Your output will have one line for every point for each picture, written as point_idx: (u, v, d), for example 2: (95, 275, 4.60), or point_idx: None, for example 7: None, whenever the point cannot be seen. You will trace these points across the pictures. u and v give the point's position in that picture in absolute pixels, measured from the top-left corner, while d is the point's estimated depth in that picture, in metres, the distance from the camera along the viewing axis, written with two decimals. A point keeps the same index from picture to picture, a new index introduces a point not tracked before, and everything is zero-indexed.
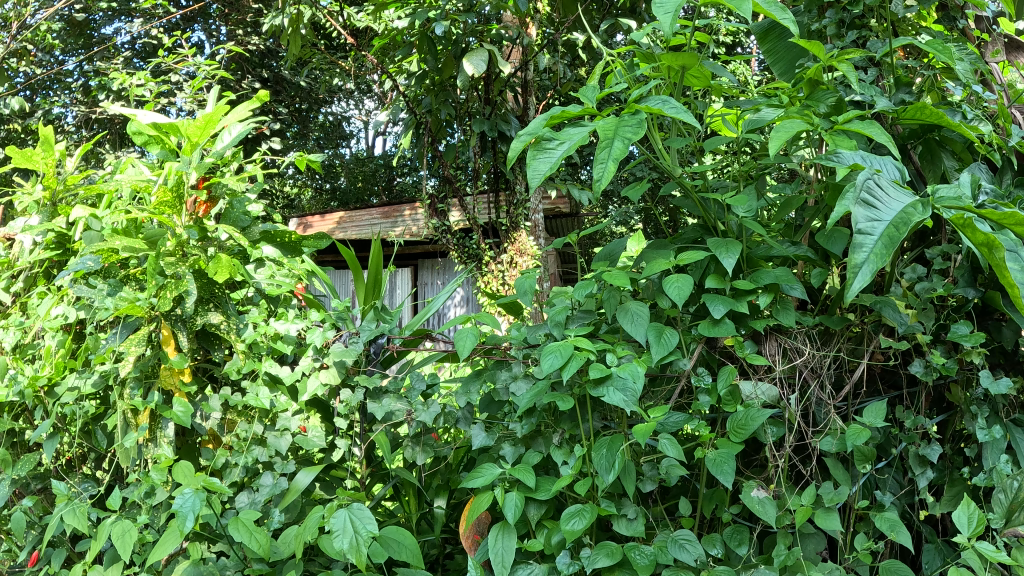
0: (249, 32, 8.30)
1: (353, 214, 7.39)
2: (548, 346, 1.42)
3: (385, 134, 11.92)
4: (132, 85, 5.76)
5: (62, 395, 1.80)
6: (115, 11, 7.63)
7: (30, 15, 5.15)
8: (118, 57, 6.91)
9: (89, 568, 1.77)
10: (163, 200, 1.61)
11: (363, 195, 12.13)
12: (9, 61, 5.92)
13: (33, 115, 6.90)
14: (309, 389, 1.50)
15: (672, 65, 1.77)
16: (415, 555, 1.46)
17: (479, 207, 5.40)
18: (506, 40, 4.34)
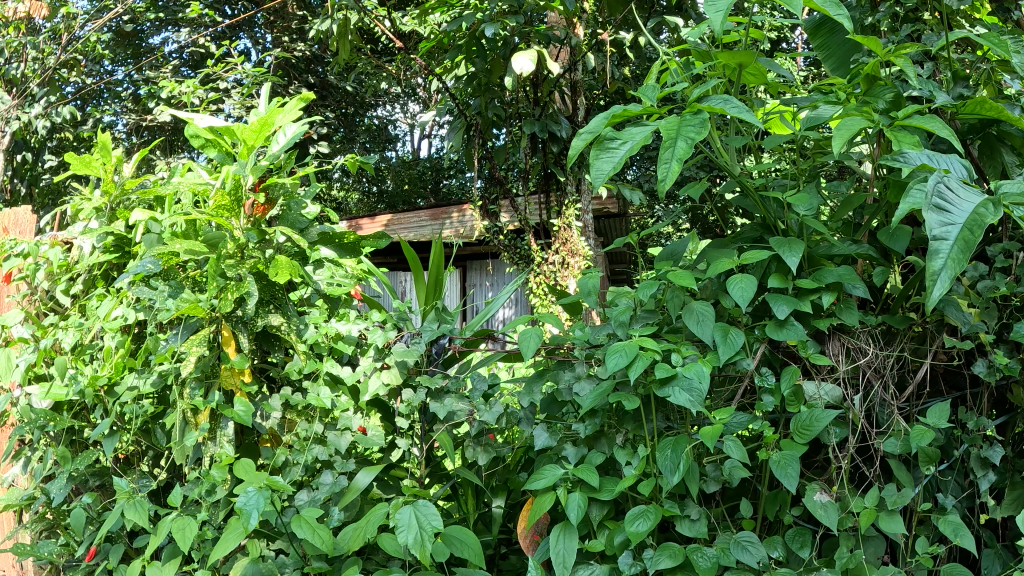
0: (294, 39, 8.39)
1: (402, 216, 6.94)
2: (613, 346, 1.43)
3: (430, 137, 11.84)
4: (182, 91, 5.84)
5: (122, 394, 1.83)
6: (162, 20, 7.77)
7: (82, 26, 5.22)
8: (168, 66, 7.01)
9: (147, 564, 1.79)
10: (221, 204, 1.59)
11: (410, 197, 11.87)
12: (61, 72, 6.01)
13: (86, 124, 7.02)
14: (372, 389, 1.50)
15: (728, 63, 1.75)
16: (477, 553, 1.45)
17: (530, 208, 5.30)
18: (554, 41, 4.30)
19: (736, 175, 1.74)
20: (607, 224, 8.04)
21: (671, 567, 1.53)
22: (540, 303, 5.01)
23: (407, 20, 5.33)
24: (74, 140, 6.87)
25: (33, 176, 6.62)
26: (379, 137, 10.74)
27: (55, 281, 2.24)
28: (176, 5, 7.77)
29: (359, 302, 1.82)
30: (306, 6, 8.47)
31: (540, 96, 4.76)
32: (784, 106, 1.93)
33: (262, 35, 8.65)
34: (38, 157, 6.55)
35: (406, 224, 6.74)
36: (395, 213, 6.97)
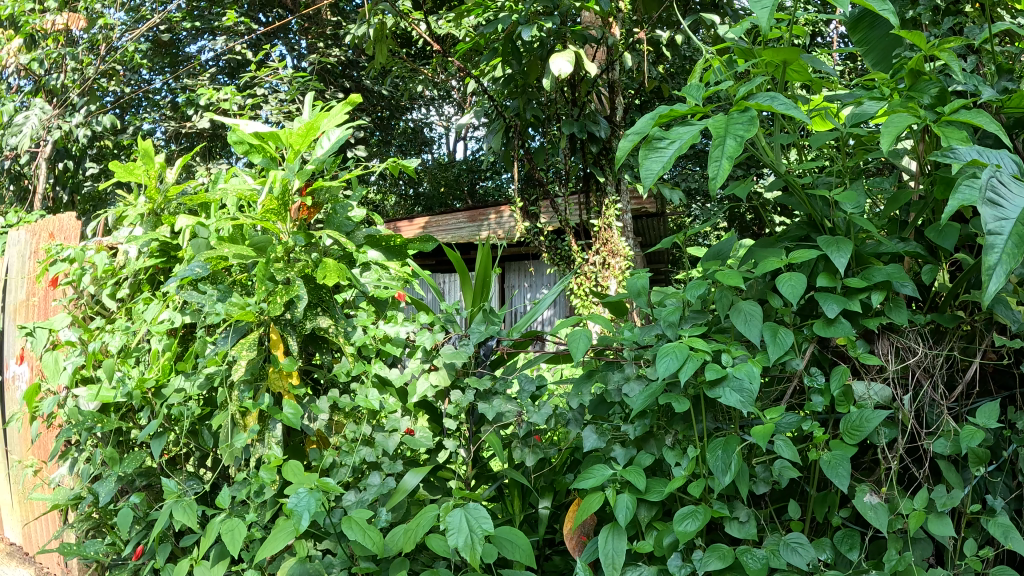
0: (329, 45, 8.42)
1: (439, 219, 6.97)
2: (664, 348, 1.45)
3: (465, 139, 11.82)
4: (220, 98, 5.91)
5: (170, 396, 1.85)
6: (198, 29, 7.83)
7: (120, 36, 5.26)
8: (205, 74, 7.07)
9: (196, 564, 1.81)
10: (269, 208, 1.61)
11: (447, 199, 11.85)
12: (100, 82, 6.06)
13: (126, 132, 7.09)
14: (420, 390, 1.51)
15: (772, 60, 1.75)
16: (529, 554, 1.46)
17: (570, 209, 5.24)
18: (591, 41, 4.27)
19: (782, 174, 1.73)
20: (644, 224, 7.93)
21: (721, 569, 1.52)
22: (580, 302, 5.10)
23: (444, 23, 5.33)
24: (114, 148, 6.91)
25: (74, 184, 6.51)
26: (415, 139, 10.74)
27: (101, 286, 2.28)
28: (212, 14, 7.84)
29: (407, 305, 1.83)
30: (339, 12, 8.51)
31: (577, 96, 4.72)
32: (828, 102, 1.92)
33: (297, 41, 8.67)
34: (80, 166, 6.57)
35: (445, 226, 6.77)
36: (432, 215, 7.00)
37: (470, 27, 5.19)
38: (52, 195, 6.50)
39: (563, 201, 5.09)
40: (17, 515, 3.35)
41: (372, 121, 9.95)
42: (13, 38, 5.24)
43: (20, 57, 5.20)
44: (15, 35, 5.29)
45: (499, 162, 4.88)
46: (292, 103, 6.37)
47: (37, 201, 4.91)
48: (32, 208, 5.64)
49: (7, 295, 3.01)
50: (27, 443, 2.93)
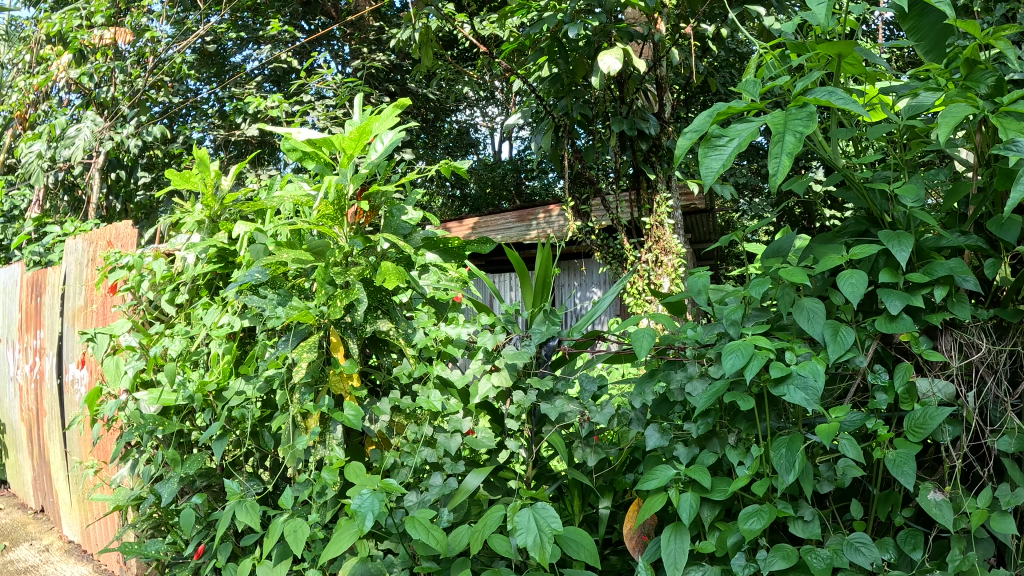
0: (374, 49, 8.39)
1: (489, 219, 6.78)
2: (728, 346, 1.47)
3: (511, 139, 11.75)
4: (268, 106, 5.97)
5: (231, 399, 1.88)
6: (243, 38, 7.89)
7: (168, 48, 5.26)
8: (252, 82, 7.09)
9: (258, 564, 1.84)
10: (326, 214, 1.62)
11: (494, 199, 11.78)
12: (150, 93, 6.10)
13: (177, 141, 7.11)
14: (481, 391, 1.52)
15: (826, 53, 1.72)
16: (594, 555, 1.45)
17: (621, 207, 5.16)
18: (638, 37, 4.22)
19: (840, 168, 1.71)
20: (694, 220, 7.78)
21: (784, 569, 1.51)
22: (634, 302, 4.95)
23: (489, 24, 5.31)
24: (165, 158, 6.96)
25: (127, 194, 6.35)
26: (460, 140, 10.70)
27: (160, 292, 2.33)
28: (258, 24, 7.89)
29: (467, 307, 1.84)
30: (382, 17, 8.50)
31: (625, 94, 4.66)
32: (882, 95, 1.88)
33: (341, 47, 8.66)
34: (133, 175, 6.55)
35: (493, 228, 6.56)
36: (482, 215, 6.87)
37: (514, 27, 5.17)
38: (105, 206, 6.29)
39: (615, 200, 5.01)
40: (77, 514, 3.48)
41: (418, 125, 9.94)
42: (64, 54, 5.29)
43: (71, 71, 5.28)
44: (66, 50, 5.36)
45: (543, 162, 4.85)
46: (341, 109, 6.34)
47: (91, 211, 4.99)
48: (86, 219, 5.70)
49: (67, 302, 3.11)
50: (89, 445, 3.03)
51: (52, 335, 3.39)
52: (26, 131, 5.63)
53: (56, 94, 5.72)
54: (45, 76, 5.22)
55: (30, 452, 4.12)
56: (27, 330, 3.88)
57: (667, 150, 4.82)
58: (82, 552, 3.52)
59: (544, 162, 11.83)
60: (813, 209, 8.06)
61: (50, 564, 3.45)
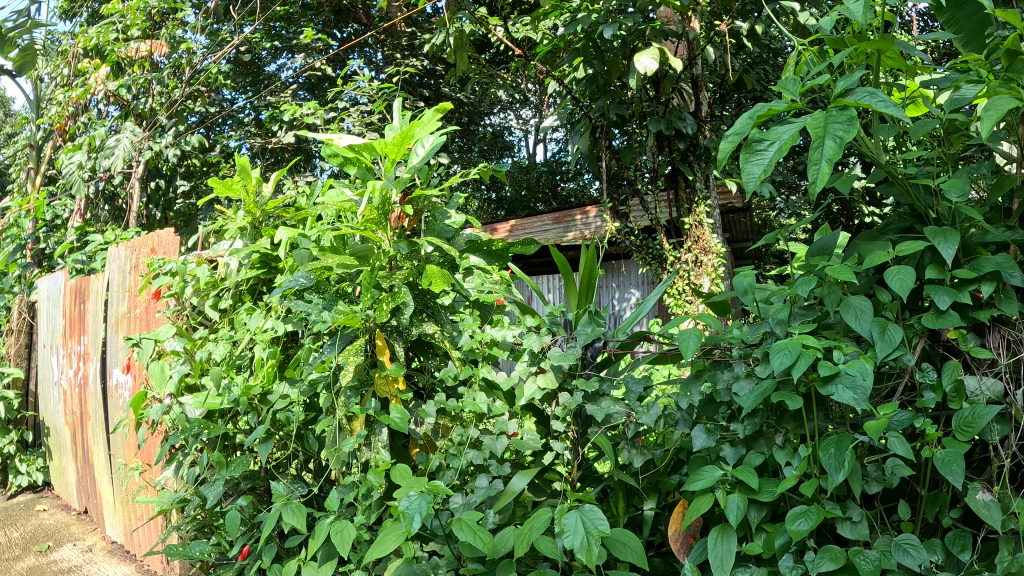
0: (407, 55, 8.40)
1: (525, 221, 6.72)
2: (776, 345, 1.47)
3: (545, 141, 11.71)
4: (303, 114, 6.06)
5: (275, 402, 1.91)
6: (277, 48, 7.96)
7: (204, 59, 5.31)
8: (287, 90, 7.13)
9: (304, 565, 1.86)
10: (370, 219, 1.64)
11: (530, 201, 11.75)
12: (187, 104, 6.18)
13: (213, 150, 7.15)
14: (527, 393, 1.53)
15: (866, 48, 1.70)
16: (643, 557, 1.45)
17: (660, 207, 5.10)
18: (672, 36, 4.19)
19: (882, 164, 1.70)
20: (732, 220, 7.69)
21: (833, 570, 1.49)
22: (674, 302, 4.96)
23: (521, 27, 5.32)
24: (203, 167, 7.04)
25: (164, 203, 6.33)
26: (495, 143, 10.70)
27: (203, 297, 2.38)
28: (292, 33, 7.96)
29: (510, 309, 1.86)
30: (414, 23, 8.51)
31: (661, 94, 4.62)
32: (922, 88, 1.84)
33: (373, 53, 8.69)
34: (171, 184, 6.60)
35: (529, 229, 6.50)
36: (518, 218, 6.81)
37: (547, 29, 5.17)
38: (146, 215, 6.42)
39: (654, 200, 4.97)
40: (120, 516, 3.55)
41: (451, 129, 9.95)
42: (101, 67, 5.57)
43: (109, 84, 5.50)
44: (103, 64, 5.63)
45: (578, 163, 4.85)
46: (377, 116, 6.34)
47: (131, 219, 5.10)
48: (127, 228, 5.78)
49: (111, 308, 3.19)
50: (133, 447, 3.10)
51: (95, 341, 3.48)
52: (66, 143, 5.75)
53: (95, 106, 5.87)
54: (83, 88, 5.45)
55: (74, 454, 4.22)
56: (71, 336, 3.98)
57: (705, 149, 4.79)
58: (125, 553, 3.59)
59: (579, 163, 11.76)
60: (852, 206, 7.91)
61: (93, 564, 3.52)
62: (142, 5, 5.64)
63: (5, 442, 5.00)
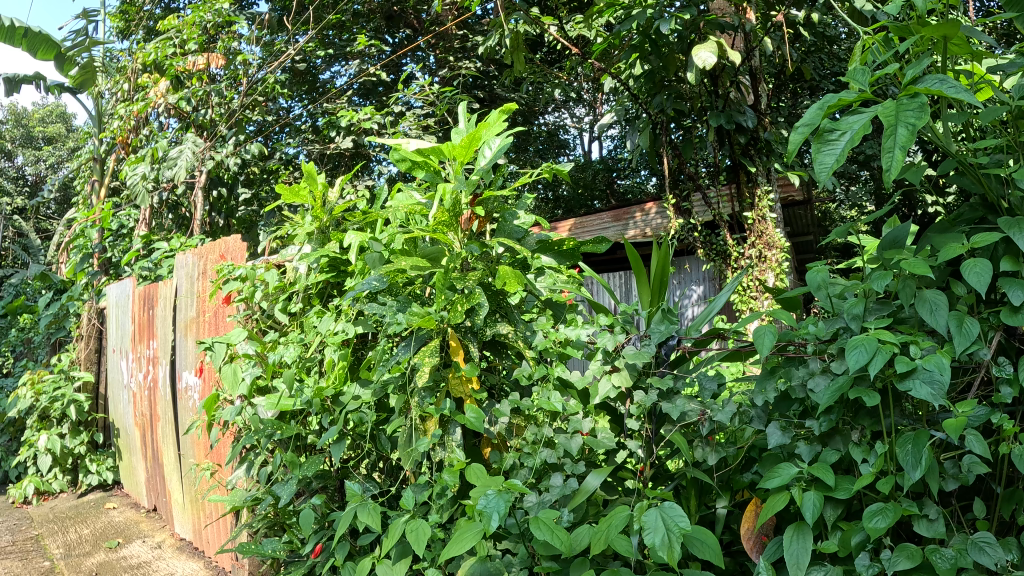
0: (460, 57, 8.42)
1: (585, 219, 6.72)
2: (851, 341, 1.47)
3: (599, 139, 11.64)
4: (359, 118, 6.24)
5: (348, 403, 1.97)
6: (332, 56, 8.08)
7: (262, 70, 5.44)
8: (343, 97, 7.23)
9: (378, 563, 1.90)
10: (441, 221, 1.69)
11: (587, 200, 11.69)
12: (247, 113, 6.34)
13: (272, 157, 7.23)
14: (602, 392, 1.60)
15: (931, 36, 1.66)
16: (719, 555, 1.46)
17: (722, 200, 5.06)
18: (728, 29, 4.16)
19: (953, 154, 1.66)
20: (795, 212, 7.54)
21: (910, 568, 1.47)
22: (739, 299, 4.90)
23: (574, 26, 5.34)
24: (263, 174, 7.16)
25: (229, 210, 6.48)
26: (551, 142, 10.71)
27: (272, 301, 2.46)
28: (346, 40, 8.06)
29: (580, 307, 1.88)
30: (465, 26, 8.52)
31: (718, 87, 4.57)
32: (988, 74, 1.78)
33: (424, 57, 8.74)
34: (233, 191, 6.73)
35: (589, 227, 6.47)
36: (577, 216, 6.71)
37: (600, 27, 5.17)
38: (210, 222, 6.57)
39: (715, 195, 4.93)
40: (189, 514, 3.68)
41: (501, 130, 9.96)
42: (162, 82, 5.78)
43: (170, 97, 5.76)
44: (163, 78, 5.82)
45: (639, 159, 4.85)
46: (432, 119, 6.38)
47: (194, 227, 5.29)
48: (191, 236, 5.94)
49: (180, 314, 3.33)
50: (204, 448, 3.22)
51: (164, 345, 3.62)
52: (130, 154, 5.97)
53: (156, 119, 6.07)
54: (144, 102, 5.67)
55: (143, 455, 4.38)
56: (140, 340, 4.14)
57: (766, 143, 4.76)
58: (192, 550, 3.72)
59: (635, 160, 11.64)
60: (917, 196, 7.68)
61: (162, 560, 3.65)
62: (199, 19, 5.85)
63: (76, 443, 5.23)
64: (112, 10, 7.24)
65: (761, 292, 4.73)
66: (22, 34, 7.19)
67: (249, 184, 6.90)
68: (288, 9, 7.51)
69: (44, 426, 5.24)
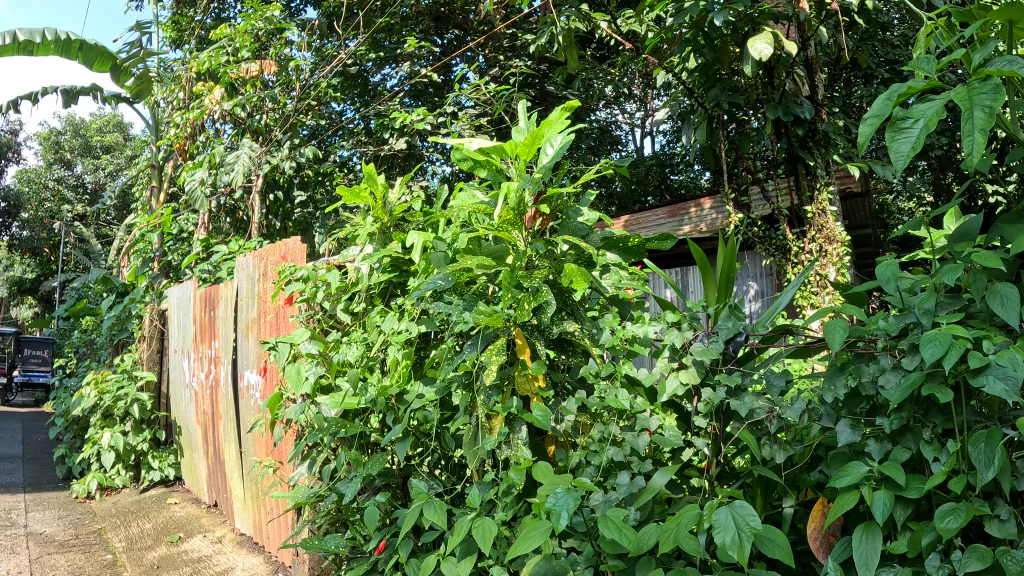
0: (510, 55, 8.41)
1: (639, 215, 6.72)
2: (925, 335, 1.43)
3: (650, 134, 11.52)
4: (413, 120, 6.33)
5: (413, 401, 2.01)
6: (383, 59, 8.17)
7: (316, 74, 5.53)
8: (396, 99, 7.28)
9: (443, 560, 1.91)
10: (507, 219, 1.72)
11: (640, 196, 11.58)
12: (301, 117, 6.46)
13: (327, 159, 7.34)
14: (670, 389, 1.61)
15: (999, 20, 1.60)
16: (790, 554, 1.44)
17: (780, 193, 4.98)
18: (783, 18, 4.09)
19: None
20: (855, 203, 7.37)
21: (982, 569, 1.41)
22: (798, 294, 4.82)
23: (624, 21, 5.31)
24: (318, 176, 7.27)
25: (285, 213, 6.61)
26: (604, 138, 10.61)
27: (334, 301, 2.52)
28: (395, 43, 8.13)
29: (647, 305, 1.87)
30: (514, 24, 8.51)
31: (774, 78, 4.50)
32: None
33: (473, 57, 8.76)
34: (289, 195, 6.85)
35: (643, 224, 6.45)
36: (632, 213, 6.71)
37: (649, 21, 5.14)
38: (267, 224, 6.69)
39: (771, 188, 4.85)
40: (250, 510, 3.78)
41: None
42: (217, 89, 5.95)
43: (224, 103, 5.93)
44: (218, 86, 5.99)
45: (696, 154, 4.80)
46: (485, 119, 6.40)
47: (252, 230, 5.43)
48: (249, 239, 6.08)
49: (242, 315, 3.44)
50: (267, 445, 3.31)
51: (226, 345, 3.73)
52: (188, 160, 6.15)
53: (212, 126, 6.24)
54: (201, 109, 5.85)
55: (205, 452, 4.50)
56: (202, 341, 4.27)
57: (825, 134, 4.66)
58: (252, 545, 3.81)
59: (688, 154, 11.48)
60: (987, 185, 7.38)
61: (223, 555, 3.75)
62: (251, 27, 5.99)
63: (138, 440, 5.40)
64: (167, 21, 7.47)
65: (819, 287, 4.64)
66: (78, 46, 7.48)
67: (305, 187, 7.01)
68: (337, 15, 7.64)
69: (108, 424, 5.43)
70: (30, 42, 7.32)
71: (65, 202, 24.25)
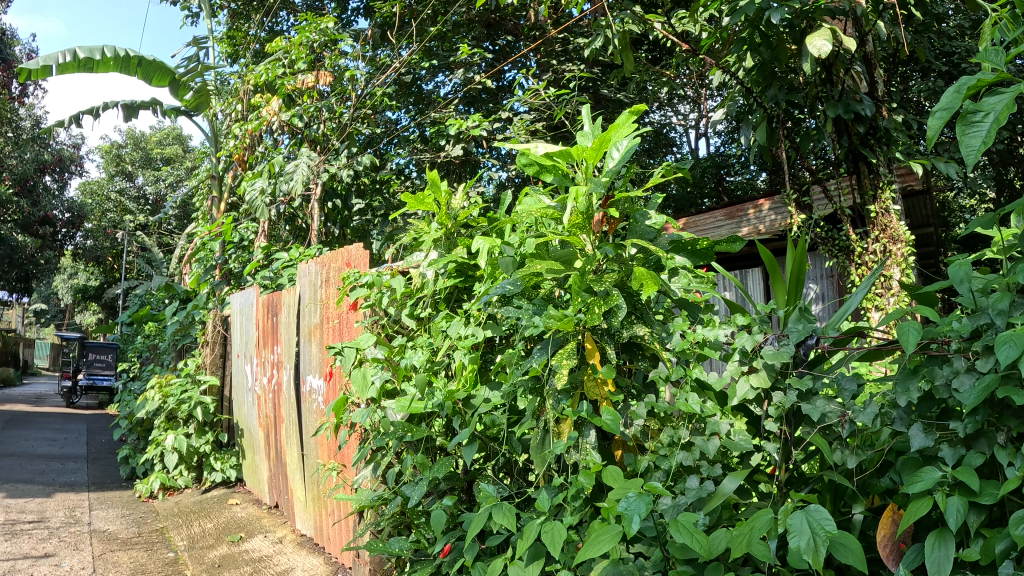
0: (562, 59, 8.44)
1: (698, 217, 6.67)
2: (1000, 336, 1.39)
3: (703, 135, 11.41)
4: (468, 126, 6.41)
5: (480, 405, 2.05)
6: (435, 66, 8.28)
7: (371, 85, 5.66)
8: (451, 106, 7.39)
9: (511, 564, 1.92)
10: (575, 223, 1.75)
11: (696, 198, 11.46)
12: (358, 126, 6.61)
13: (383, 167, 7.46)
14: (740, 393, 1.61)
15: None
16: (863, 559, 1.42)
17: (841, 192, 4.88)
18: (839, 13, 4.03)
19: None
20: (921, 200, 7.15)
21: None
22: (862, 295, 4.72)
23: (677, 21, 5.29)
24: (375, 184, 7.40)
25: (343, 220, 6.76)
26: (658, 140, 10.53)
27: (398, 307, 2.58)
28: (447, 51, 8.24)
29: (715, 308, 1.88)
30: (565, 27, 8.53)
31: (832, 75, 4.43)
32: None
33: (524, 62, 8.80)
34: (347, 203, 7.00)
35: (701, 226, 6.41)
36: (689, 214, 6.66)
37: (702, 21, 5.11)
38: (325, 232, 6.83)
39: (832, 186, 4.77)
40: (311, 511, 3.87)
41: None
42: (275, 101, 6.15)
43: (282, 114, 6.14)
44: (276, 97, 6.18)
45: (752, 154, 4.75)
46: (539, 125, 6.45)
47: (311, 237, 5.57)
48: (308, 246, 6.23)
49: (304, 320, 3.55)
50: (331, 448, 3.39)
51: (289, 349, 3.84)
52: (249, 170, 6.35)
53: (270, 136, 6.43)
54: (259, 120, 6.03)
55: (267, 454, 4.62)
56: (264, 345, 4.40)
57: (887, 132, 4.60)
58: (313, 545, 3.90)
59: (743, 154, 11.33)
60: None
61: (284, 555, 3.85)
62: (305, 39, 6.16)
63: (201, 442, 5.58)
64: (223, 37, 7.73)
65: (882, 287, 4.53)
66: (136, 62, 7.76)
67: (362, 194, 7.14)
68: (390, 25, 7.80)
69: (173, 426, 5.63)
70: (88, 59, 7.65)
71: (126, 212, 25.23)
